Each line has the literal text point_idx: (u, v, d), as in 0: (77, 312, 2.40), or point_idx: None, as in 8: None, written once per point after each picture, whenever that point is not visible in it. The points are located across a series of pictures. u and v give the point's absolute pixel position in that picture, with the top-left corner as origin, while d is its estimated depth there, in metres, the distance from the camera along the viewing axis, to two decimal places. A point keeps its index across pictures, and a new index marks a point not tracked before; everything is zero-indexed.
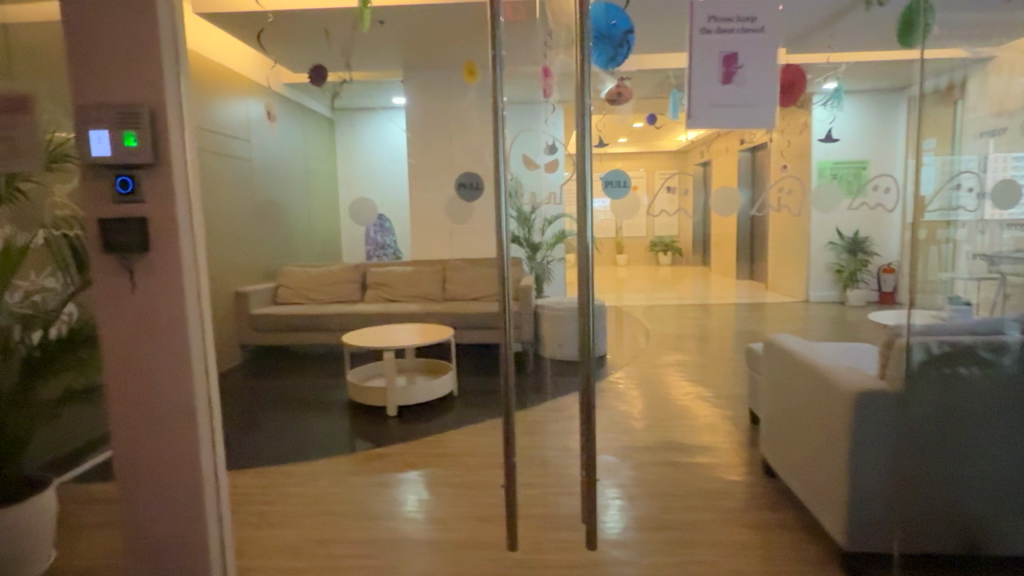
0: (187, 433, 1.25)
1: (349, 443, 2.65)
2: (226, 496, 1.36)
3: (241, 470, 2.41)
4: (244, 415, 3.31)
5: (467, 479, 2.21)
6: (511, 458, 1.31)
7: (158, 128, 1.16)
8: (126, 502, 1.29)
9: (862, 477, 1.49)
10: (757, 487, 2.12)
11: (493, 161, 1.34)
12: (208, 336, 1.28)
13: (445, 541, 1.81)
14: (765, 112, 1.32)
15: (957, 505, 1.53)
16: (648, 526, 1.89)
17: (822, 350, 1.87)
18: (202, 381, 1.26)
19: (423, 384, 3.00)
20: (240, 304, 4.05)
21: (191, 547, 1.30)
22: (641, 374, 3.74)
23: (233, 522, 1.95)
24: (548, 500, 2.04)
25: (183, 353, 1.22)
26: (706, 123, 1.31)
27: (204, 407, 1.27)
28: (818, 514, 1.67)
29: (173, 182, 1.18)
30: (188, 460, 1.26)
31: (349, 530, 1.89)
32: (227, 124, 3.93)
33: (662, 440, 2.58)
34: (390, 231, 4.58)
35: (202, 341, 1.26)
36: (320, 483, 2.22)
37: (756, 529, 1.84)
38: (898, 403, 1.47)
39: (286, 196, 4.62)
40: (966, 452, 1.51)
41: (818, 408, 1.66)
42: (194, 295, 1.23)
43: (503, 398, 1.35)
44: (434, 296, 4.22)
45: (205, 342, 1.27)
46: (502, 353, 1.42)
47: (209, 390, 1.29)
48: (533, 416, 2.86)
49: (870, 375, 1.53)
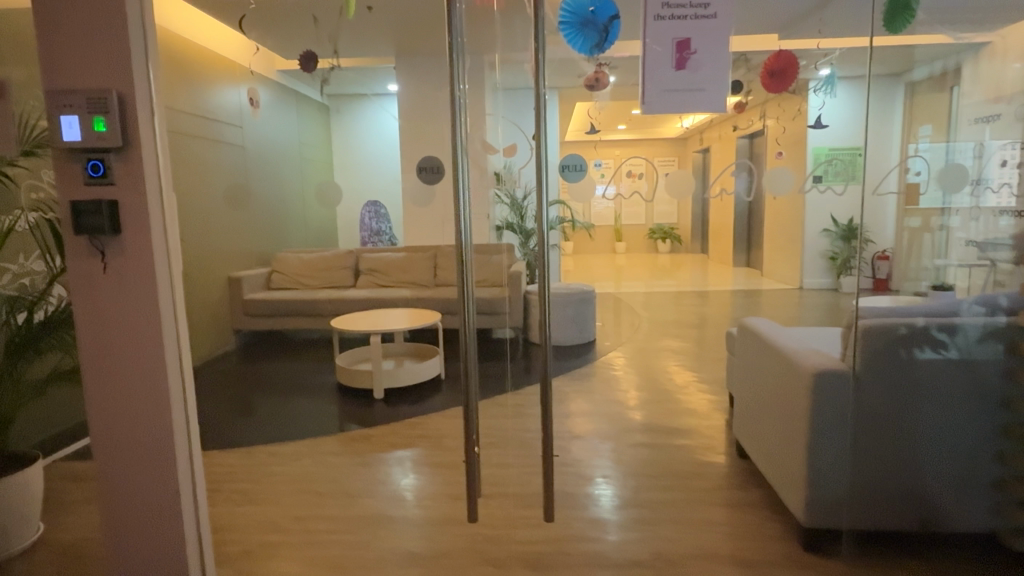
0: (161, 408, 1.30)
1: (337, 425, 2.71)
2: (201, 472, 1.41)
3: (231, 450, 2.47)
4: (238, 399, 3.37)
5: (448, 460, 2.26)
6: (471, 432, 1.39)
7: (126, 114, 1.20)
8: (103, 479, 1.34)
9: (819, 455, 1.54)
10: (731, 467, 2.17)
11: (453, 153, 1.53)
12: (180, 317, 1.33)
13: (419, 518, 1.86)
14: (717, 96, 1.40)
15: (913, 483, 1.58)
16: (619, 504, 1.94)
17: (790, 334, 1.92)
18: (175, 358, 1.31)
19: (410, 368, 3.06)
20: (233, 290, 4.11)
21: (167, 520, 1.35)
22: (634, 359, 3.78)
23: (217, 498, 2.01)
24: (524, 479, 2.09)
25: (155, 331, 1.27)
26: (660, 106, 1.39)
27: (177, 384, 1.32)
28: (782, 493, 1.72)
29: (142, 166, 1.22)
30: (163, 435, 1.32)
31: (328, 507, 1.95)
32: (219, 110, 3.93)
33: (647, 424, 2.62)
34: (385, 217, 4.79)
35: (175, 320, 1.31)
36: (303, 463, 2.28)
37: (724, 508, 1.89)
38: (854, 383, 1.52)
39: (281, 184, 4.58)
40: (920, 432, 1.56)
41: (783, 390, 1.71)
42: (165, 275, 1.27)
43: (463, 387, 1.59)
44: (426, 282, 4.24)
45: (178, 324, 1.32)
46: (463, 331, 1.64)
47: (183, 366, 1.34)
48: (520, 399, 2.90)
49: (832, 358, 1.57)
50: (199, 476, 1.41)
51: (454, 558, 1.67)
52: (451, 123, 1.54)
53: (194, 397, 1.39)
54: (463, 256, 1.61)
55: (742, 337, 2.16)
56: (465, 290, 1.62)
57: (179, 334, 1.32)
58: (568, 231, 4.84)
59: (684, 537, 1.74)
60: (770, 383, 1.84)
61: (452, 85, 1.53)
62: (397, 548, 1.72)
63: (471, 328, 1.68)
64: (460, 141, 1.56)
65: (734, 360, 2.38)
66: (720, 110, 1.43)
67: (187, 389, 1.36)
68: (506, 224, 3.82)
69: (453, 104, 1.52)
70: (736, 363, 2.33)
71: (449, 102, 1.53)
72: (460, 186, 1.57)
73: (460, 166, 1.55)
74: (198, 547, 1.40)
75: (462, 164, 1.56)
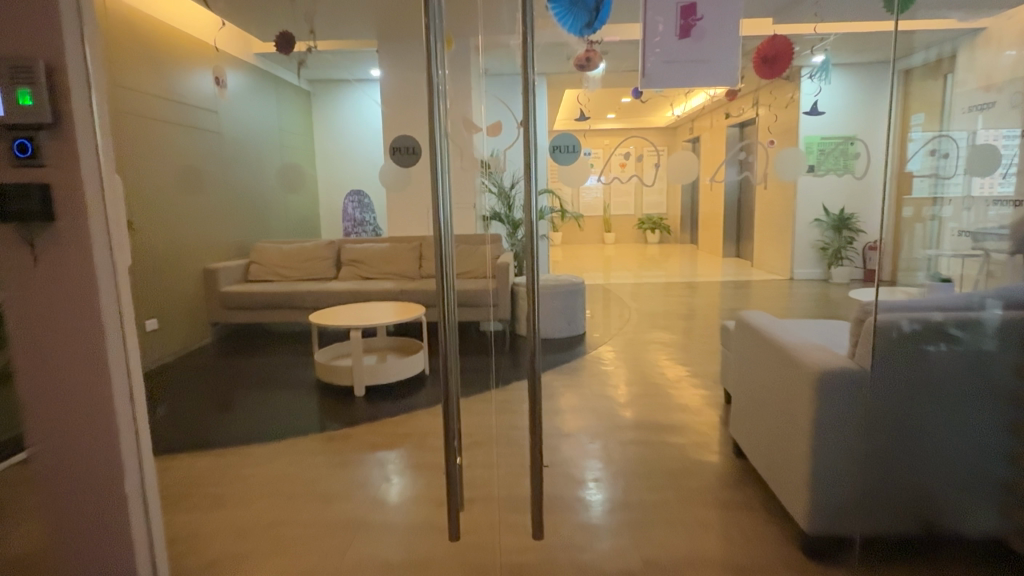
0: (103, 412, 1.18)
1: (317, 424, 2.58)
2: (153, 481, 1.29)
3: (201, 451, 2.33)
4: (214, 398, 3.24)
5: (430, 460, 2.14)
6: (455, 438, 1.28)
7: (57, 85, 1.07)
8: (44, 492, 1.22)
9: (823, 457, 1.45)
10: (726, 466, 2.07)
11: (431, 132, 1.42)
12: (127, 314, 1.21)
13: (399, 524, 1.75)
14: (726, 69, 1.32)
15: (917, 484, 1.50)
16: (609, 506, 1.84)
17: (788, 327, 1.83)
18: (120, 358, 1.18)
19: (395, 362, 2.93)
20: (209, 282, 3.93)
21: (113, 531, 1.23)
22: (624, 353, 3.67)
23: (182, 504, 1.88)
24: (509, 480, 1.98)
25: (96, 329, 1.14)
26: (662, 80, 1.33)
27: (123, 385, 1.19)
28: (781, 496, 1.63)
29: (77, 143, 1.09)
30: (107, 440, 1.19)
31: (301, 512, 1.83)
32: (191, 94, 3.79)
33: (637, 420, 2.51)
34: (368, 206, 4.48)
35: (120, 316, 1.18)
36: (276, 465, 2.15)
37: (719, 509, 1.80)
38: (863, 382, 1.41)
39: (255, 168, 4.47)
40: (928, 431, 1.47)
41: (783, 388, 1.62)
42: (108, 264, 1.14)
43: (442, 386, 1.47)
44: (411, 274, 4.05)
45: (124, 321, 1.19)
46: (442, 325, 1.52)
47: (130, 366, 1.21)
48: (506, 395, 2.79)
49: (840, 356, 1.48)
50: (151, 485, 1.29)
51: (434, 568, 1.56)
52: (429, 102, 1.41)
53: (144, 401, 1.27)
54: (443, 249, 1.49)
55: (739, 329, 2.07)
56: (445, 283, 1.52)
57: (125, 332, 1.19)
58: (558, 221, 4.71)
59: (678, 543, 1.65)
60: (769, 379, 1.74)
61: (429, 61, 1.40)
62: (373, 557, 1.60)
63: (451, 323, 1.56)
64: (437, 124, 1.43)
65: (729, 354, 2.29)
66: (730, 82, 1.34)
67: (136, 393, 1.24)
68: (494, 214, 3.80)
69: (431, 83, 1.40)
70: (731, 358, 2.25)
71: (427, 80, 1.40)
72: (439, 172, 1.45)
73: (439, 151, 1.44)
74: (151, 563, 1.29)
75: (441, 148, 1.44)
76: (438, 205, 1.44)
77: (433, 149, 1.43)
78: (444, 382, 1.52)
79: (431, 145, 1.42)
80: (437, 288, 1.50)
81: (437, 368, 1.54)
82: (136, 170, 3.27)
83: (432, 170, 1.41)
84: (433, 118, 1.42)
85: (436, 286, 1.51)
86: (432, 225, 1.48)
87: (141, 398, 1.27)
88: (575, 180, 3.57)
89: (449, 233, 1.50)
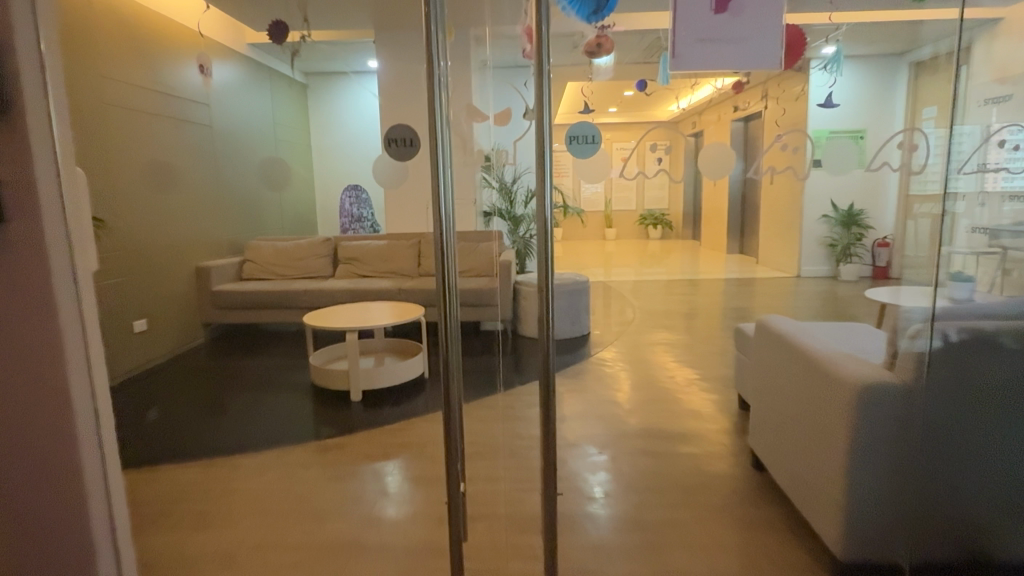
0: (61, 418, 1.14)
1: (312, 431, 2.45)
2: (118, 490, 1.24)
3: (186, 463, 2.20)
4: (205, 404, 3.10)
5: (430, 474, 2.02)
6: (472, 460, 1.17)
7: (7, 80, 1.05)
8: (5, 501, 1.17)
9: (861, 477, 1.35)
10: (742, 479, 1.96)
11: (434, 123, 1.30)
12: (88, 317, 1.17)
13: (397, 547, 1.62)
14: (765, 49, 1.21)
15: (962, 506, 1.40)
16: (622, 526, 1.72)
17: (815, 334, 1.71)
18: (80, 363, 1.15)
19: (392, 367, 2.80)
20: (202, 281, 3.81)
21: (76, 542, 1.18)
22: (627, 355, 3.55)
23: (165, 523, 1.76)
24: (514, 496, 1.87)
25: (53, 333, 1.11)
26: (694, 59, 1.21)
27: (83, 390, 1.15)
28: (813, 518, 1.52)
29: (27, 140, 1.07)
30: (66, 447, 1.15)
31: (292, 532, 1.71)
32: (180, 86, 3.70)
33: (647, 429, 2.38)
34: (366, 202, 4.05)
35: (81, 318, 1.15)
36: (267, 479, 2.02)
37: (741, 529, 1.68)
38: (904, 396, 1.32)
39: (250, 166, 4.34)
40: (977, 451, 1.37)
41: (814, 402, 1.50)
42: (65, 265, 1.12)
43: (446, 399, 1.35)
44: (409, 272, 3.91)
45: (87, 324, 1.16)
46: (445, 333, 1.40)
47: (92, 370, 1.18)
48: (509, 401, 2.66)
49: (877, 367, 1.37)
50: (117, 494, 1.25)
51: None
52: (429, 90, 1.29)
53: (108, 405, 1.23)
54: (443, 250, 1.36)
55: (759, 336, 1.95)
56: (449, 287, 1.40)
57: (86, 335, 1.16)
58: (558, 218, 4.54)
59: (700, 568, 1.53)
60: (796, 391, 1.62)
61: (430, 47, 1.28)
62: None
63: (455, 330, 1.44)
64: (440, 114, 1.31)
65: (746, 359, 2.18)
66: (767, 65, 1.23)
67: (99, 398, 1.20)
68: (494, 210, 3.62)
69: (431, 69, 1.28)
70: (748, 363, 2.13)
71: (427, 67, 1.28)
72: (442, 167, 1.33)
73: (442, 144, 1.32)
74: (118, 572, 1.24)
75: (443, 141, 1.32)
76: (439, 203, 1.31)
77: (434, 141, 1.30)
78: (445, 397, 1.40)
79: (432, 136, 1.30)
80: (438, 292, 1.37)
81: (439, 382, 1.41)
82: (114, 163, 3.13)
83: (433, 164, 1.30)
84: (435, 107, 1.30)
85: (436, 290, 1.38)
86: (432, 224, 1.36)
87: (105, 403, 1.23)
88: (592, 172, 2.95)
89: (451, 232, 1.37)
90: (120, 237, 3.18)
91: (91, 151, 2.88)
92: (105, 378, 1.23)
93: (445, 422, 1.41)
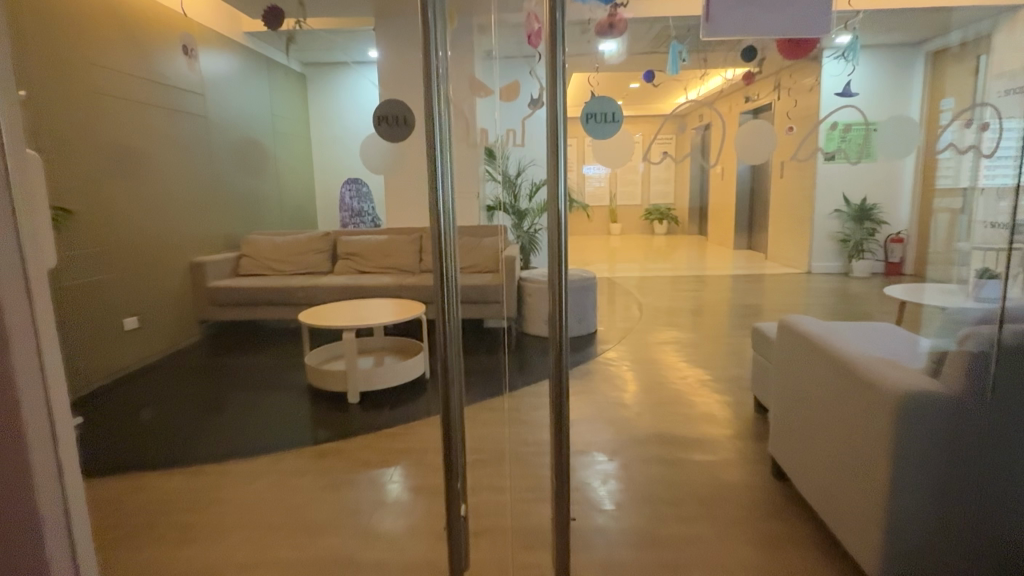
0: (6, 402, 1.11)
1: (308, 436, 2.33)
2: (70, 480, 1.22)
3: (173, 470, 2.09)
4: (198, 406, 2.98)
5: (429, 483, 1.90)
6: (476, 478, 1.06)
7: None
8: None
9: (903, 497, 1.23)
10: (761, 490, 1.84)
11: (427, 96, 1.18)
12: (38, 299, 1.15)
13: (394, 565, 1.51)
14: (809, 16, 1.24)
15: (1009, 530, 1.29)
16: (636, 542, 1.60)
17: (846, 336, 1.59)
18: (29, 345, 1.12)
19: (392, 366, 2.69)
20: (195, 277, 3.64)
21: (25, 534, 1.16)
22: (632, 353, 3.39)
23: (148, 537, 1.65)
24: (519, 509, 1.75)
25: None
26: (734, 22, 1.23)
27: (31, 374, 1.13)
28: (845, 536, 1.40)
29: None
30: (13, 433, 1.12)
31: (282, 547, 1.60)
32: (173, 74, 3.56)
33: (657, 435, 2.25)
34: (367, 196, 3.90)
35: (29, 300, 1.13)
36: (257, 488, 1.90)
37: (764, 547, 1.56)
38: (950, 408, 1.20)
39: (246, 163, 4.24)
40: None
41: (847, 411, 1.38)
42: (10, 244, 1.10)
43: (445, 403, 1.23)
44: (410, 267, 3.69)
45: (36, 307, 1.14)
46: (444, 330, 1.28)
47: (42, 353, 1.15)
48: (512, 403, 2.54)
49: (920, 375, 1.25)
50: (72, 483, 1.23)
51: None
52: (426, 69, 1.17)
53: (61, 392, 1.20)
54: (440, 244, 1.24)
55: (783, 339, 1.82)
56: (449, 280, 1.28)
57: (36, 317, 1.14)
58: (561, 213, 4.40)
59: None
60: (826, 399, 1.50)
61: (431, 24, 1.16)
62: None
63: (455, 328, 1.31)
64: (437, 94, 1.19)
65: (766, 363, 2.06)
66: (810, 34, 1.26)
67: (52, 389, 1.18)
68: (496, 204, 3.57)
69: (427, 44, 1.15)
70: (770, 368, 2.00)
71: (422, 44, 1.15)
72: (439, 151, 1.21)
73: (440, 128, 1.20)
74: (72, 562, 1.23)
75: (441, 117, 1.20)
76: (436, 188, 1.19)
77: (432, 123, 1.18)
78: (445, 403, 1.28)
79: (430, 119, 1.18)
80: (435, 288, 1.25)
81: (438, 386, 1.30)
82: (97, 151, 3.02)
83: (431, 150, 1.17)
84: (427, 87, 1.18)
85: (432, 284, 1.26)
86: (430, 215, 1.24)
87: (58, 389, 1.20)
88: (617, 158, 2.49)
89: (451, 222, 1.25)
90: (104, 230, 3.05)
91: (60, 136, 2.75)
92: (59, 363, 1.21)
93: (444, 429, 1.30)
